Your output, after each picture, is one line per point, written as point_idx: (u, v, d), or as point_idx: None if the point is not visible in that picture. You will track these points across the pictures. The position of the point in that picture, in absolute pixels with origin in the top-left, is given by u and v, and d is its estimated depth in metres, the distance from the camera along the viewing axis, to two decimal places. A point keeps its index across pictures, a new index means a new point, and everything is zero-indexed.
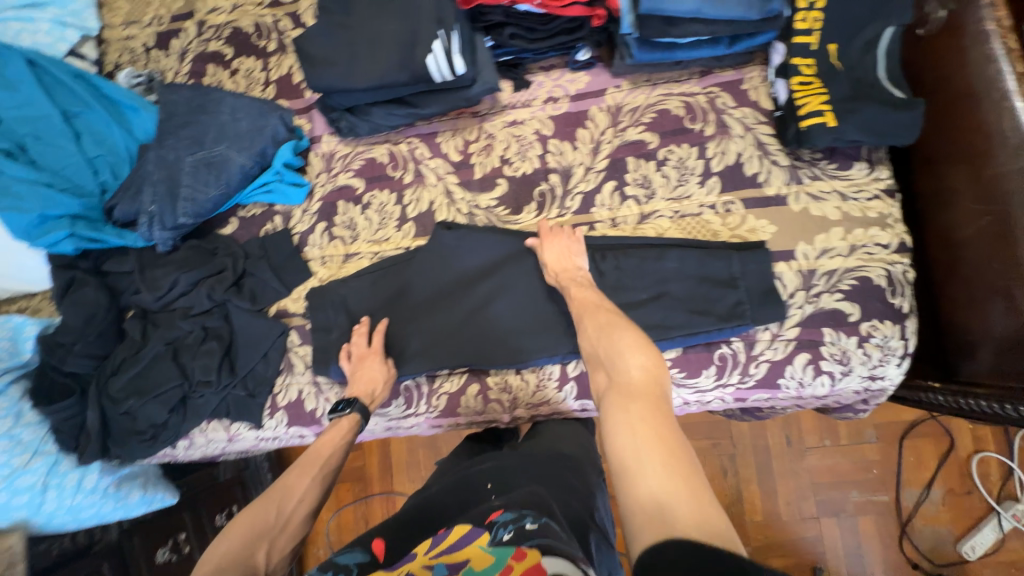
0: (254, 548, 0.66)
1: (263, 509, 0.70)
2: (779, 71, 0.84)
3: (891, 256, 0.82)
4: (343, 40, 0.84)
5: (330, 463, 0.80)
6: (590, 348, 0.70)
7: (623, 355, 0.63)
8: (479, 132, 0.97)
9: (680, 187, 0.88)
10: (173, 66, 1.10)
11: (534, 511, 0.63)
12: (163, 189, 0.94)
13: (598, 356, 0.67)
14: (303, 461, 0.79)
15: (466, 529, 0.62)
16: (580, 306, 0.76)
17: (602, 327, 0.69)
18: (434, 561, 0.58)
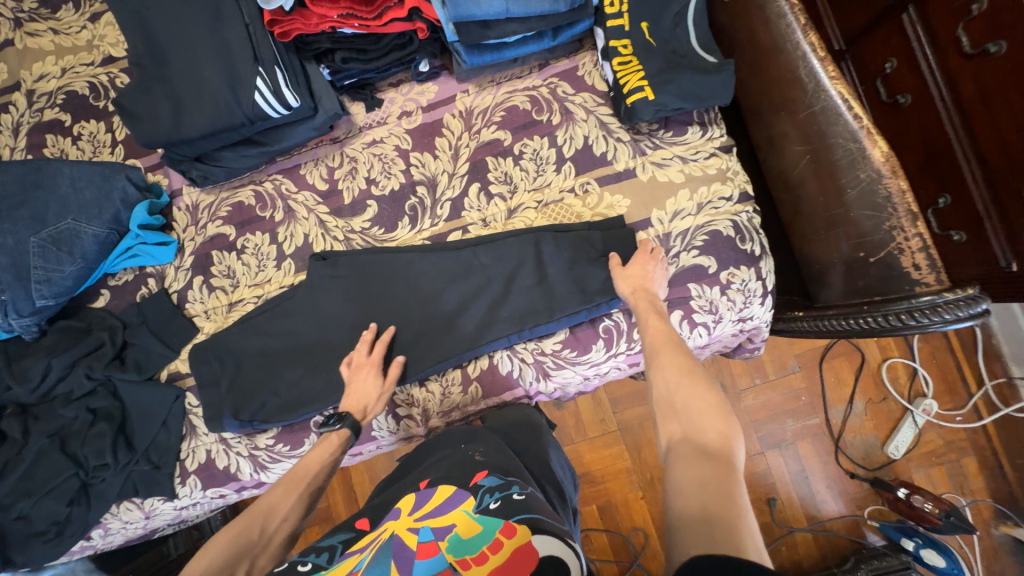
0: (236, 565, 0.64)
1: (246, 524, 0.69)
2: (603, 55, 0.88)
3: (734, 207, 0.90)
4: (168, 91, 0.82)
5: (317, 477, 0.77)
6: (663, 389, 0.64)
7: (698, 415, 0.59)
8: (341, 157, 0.97)
9: (539, 177, 0.92)
10: (8, 143, 1.03)
11: (518, 480, 0.70)
12: (10, 276, 0.88)
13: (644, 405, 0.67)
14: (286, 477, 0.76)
15: (447, 493, 0.69)
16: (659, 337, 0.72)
17: (685, 371, 0.65)
18: (420, 523, 0.64)
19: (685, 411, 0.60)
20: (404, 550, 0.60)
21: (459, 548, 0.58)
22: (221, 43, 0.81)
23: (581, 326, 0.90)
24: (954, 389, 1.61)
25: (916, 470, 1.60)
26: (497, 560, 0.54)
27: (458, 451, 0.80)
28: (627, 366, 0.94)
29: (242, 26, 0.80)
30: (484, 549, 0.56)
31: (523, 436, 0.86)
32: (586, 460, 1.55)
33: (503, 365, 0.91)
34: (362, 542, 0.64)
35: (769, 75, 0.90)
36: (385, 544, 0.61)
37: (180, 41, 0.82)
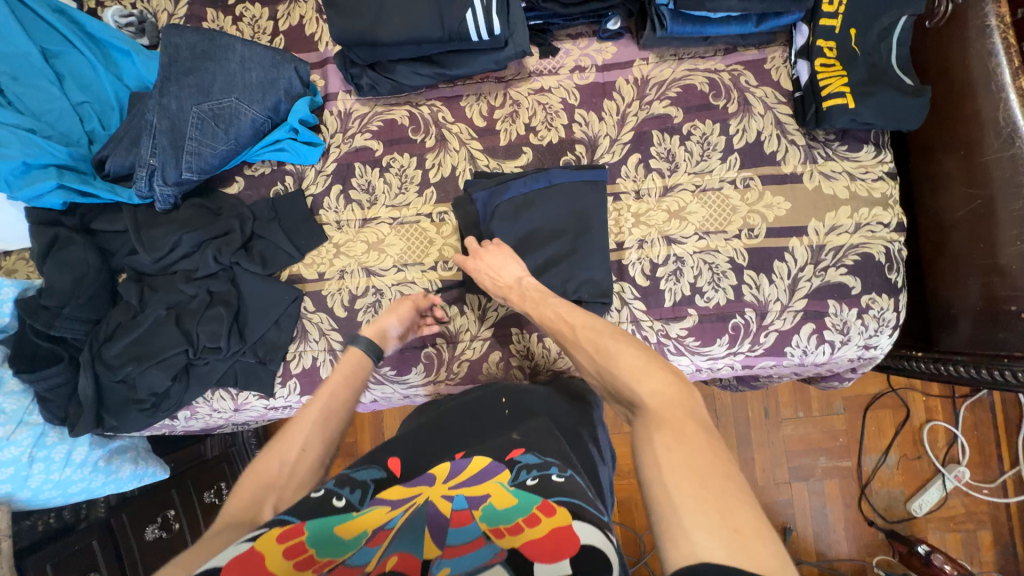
0: (264, 500, 0.63)
1: (267, 460, 0.67)
2: (802, 53, 0.87)
3: (891, 234, 0.89)
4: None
5: (338, 401, 0.76)
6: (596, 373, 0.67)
7: (635, 380, 0.60)
8: (504, 98, 0.95)
9: (702, 161, 0.91)
10: (166, 8, 1.00)
11: (559, 461, 0.61)
12: (165, 141, 0.86)
13: (607, 384, 0.65)
14: (309, 402, 0.74)
15: (483, 463, 0.60)
16: (563, 326, 0.74)
17: (613, 349, 0.65)
18: (453, 491, 0.57)
19: (624, 378, 0.61)
20: (437, 518, 0.54)
21: (494, 517, 0.53)
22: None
23: (711, 318, 0.90)
24: (988, 463, 1.56)
25: (932, 531, 1.56)
26: (532, 535, 0.50)
27: (493, 427, 0.70)
28: (740, 367, 0.94)
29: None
30: (520, 521, 0.52)
31: (565, 417, 0.77)
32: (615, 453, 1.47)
33: None
34: (397, 492, 0.57)
35: (954, 113, 0.88)
36: (419, 511, 0.54)
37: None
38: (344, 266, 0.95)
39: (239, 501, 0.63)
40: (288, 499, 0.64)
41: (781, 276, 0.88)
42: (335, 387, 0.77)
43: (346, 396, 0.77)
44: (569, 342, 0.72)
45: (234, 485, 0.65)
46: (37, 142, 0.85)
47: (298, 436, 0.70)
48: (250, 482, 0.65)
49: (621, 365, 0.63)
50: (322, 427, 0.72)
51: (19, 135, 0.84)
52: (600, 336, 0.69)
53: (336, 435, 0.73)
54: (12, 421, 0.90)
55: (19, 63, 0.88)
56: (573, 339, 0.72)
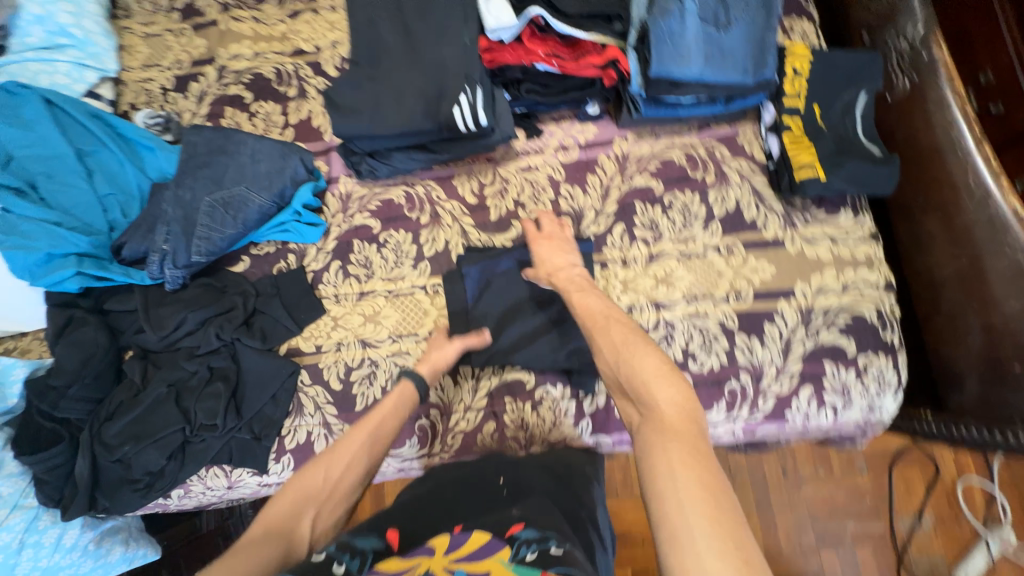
0: (303, 510, 0.66)
1: (313, 472, 0.70)
2: (771, 128, 0.93)
3: (880, 294, 0.89)
4: (371, 89, 0.89)
5: (384, 431, 0.78)
6: (611, 368, 0.70)
7: (653, 386, 0.63)
8: (494, 176, 1.01)
9: (685, 229, 0.94)
10: (190, 108, 1.11)
11: (557, 535, 0.60)
12: (178, 228, 0.93)
13: (620, 382, 0.68)
14: (359, 424, 0.77)
15: (482, 540, 0.57)
16: (591, 321, 0.77)
17: (637, 355, 0.68)
18: (453, 566, 0.53)
19: (636, 386, 0.65)
20: None
21: None
22: (425, 59, 0.89)
23: (706, 383, 0.89)
24: None
25: None
26: None
27: (493, 504, 0.68)
28: (742, 433, 0.91)
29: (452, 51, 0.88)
30: None
31: (566, 497, 0.75)
32: (629, 518, 1.36)
33: None
34: (395, 563, 0.55)
35: (927, 176, 0.91)
36: None
37: (391, 49, 0.90)
38: (341, 338, 0.97)
39: (279, 509, 0.65)
40: (323, 516, 0.67)
41: (774, 338, 0.88)
42: (384, 416, 0.79)
43: (393, 426, 0.79)
44: (593, 338, 0.75)
45: (280, 489, 0.68)
46: (61, 233, 0.92)
47: (344, 454, 0.73)
48: (292, 492, 0.67)
49: (636, 368, 0.66)
50: (369, 444, 0.75)
51: (47, 229, 0.91)
52: (626, 341, 0.71)
53: (377, 457, 0.76)
54: (6, 505, 0.90)
55: (55, 164, 0.97)
56: (596, 335, 0.75)
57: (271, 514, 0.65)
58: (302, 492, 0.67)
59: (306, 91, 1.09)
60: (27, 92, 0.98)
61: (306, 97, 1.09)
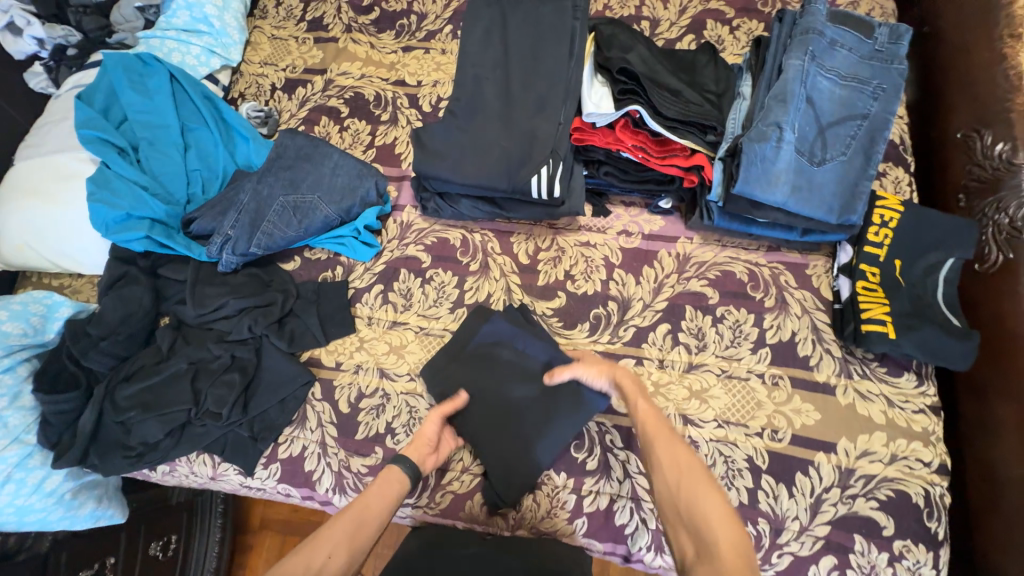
0: None
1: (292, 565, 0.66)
2: (844, 269, 0.89)
3: (931, 475, 0.81)
4: (459, 137, 0.93)
5: (369, 518, 0.73)
6: (667, 493, 0.67)
7: (712, 525, 0.61)
8: (551, 242, 1.02)
9: (732, 347, 0.91)
10: (291, 109, 1.19)
11: None
12: (246, 219, 0.97)
13: (677, 513, 0.65)
14: (343, 509, 0.73)
15: None
16: (654, 427, 0.73)
17: (699, 481, 0.65)
18: None
19: (693, 520, 0.63)
20: None
21: None
22: (517, 123, 0.92)
23: None
24: None
25: None
26: None
27: None
28: None
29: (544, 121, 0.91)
30: None
31: None
32: None
33: (619, 515, 0.84)
34: None
35: (1007, 361, 0.85)
36: None
37: (489, 105, 0.94)
38: (361, 362, 0.97)
39: None
40: None
41: (803, 491, 0.81)
42: (369, 501, 0.75)
43: (379, 512, 0.74)
44: (649, 443, 0.72)
45: None
46: (145, 198, 0.98)
47: (324, 543, 0.68)
48: None
49: (696, 502, 0.63)
50: (354, 528, 0.71)
51: (134, 191, 0.97)
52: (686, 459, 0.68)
53: (362, 548, 0.70)
54: (8, 437, 0.90)
55: (159, 133, 1.05)
56: (653, 442, 0.72)
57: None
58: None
59: (398, 119, 1.15)
60: (157, 65, 1.07)
61: (396, 124, 1.14)
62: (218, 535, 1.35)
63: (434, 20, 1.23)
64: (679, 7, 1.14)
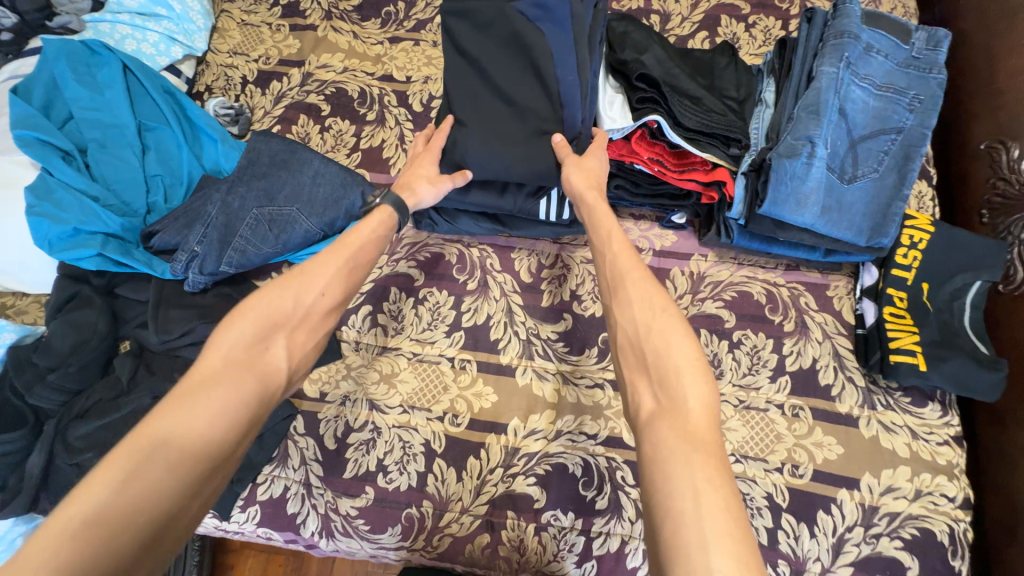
0: (273, 336, 0.59)
1: (276, 296, 0.60)
2: (868, 292, 0.86)
3: (955, 511, 0.77)
4: (480, 127, 0.79)
5: (310, 294, 0.63)
6: (628, 334, 0.56)
7: (680, 372, 0.50)
8: (556, 259, 0.94)
9: (750, 375, 0.85)
10: (265, 106, 1.07)
11: None
12: (215, 234, 0.87)
13: (639, 339, 0.55)
14: (281, 278, 0.62)
15: None
16: (620, 247, 0.63)
17: (662, 326, 0.54)
18: None
19: (658, 368, 0.52)
20: None
21: None
22: (526, 107, 0.78)
23: None
24: None
25: None
26: None
27: None
28: None
29: (586, 16, 0.78)
30: None
31: None
32: None
33: (631, 558, 0.79)
34: None
35: None
36: None
37: (502, 64, 0.80)
38: (348, 392, 0.88)
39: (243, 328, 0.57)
40: (294, 343, 0.60)
41: (825, 531, 0.77)
42: (302, 296, 0.62)
43: (327, 324, 0.65)
44: (612, 261, 0.62)
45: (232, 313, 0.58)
46: (96, 211, 0.86)
47: (286, 291, 0.61)
48: (252, 315, 0.58)
49: (654, 323, 0.54)
50: (288, 336, 0.60)
51: (83, 203, 0.86)
52: (664, 315, 0.55)
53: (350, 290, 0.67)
54: None
55: (112, 133, 0.92)
56: (618, 265, 0.61)
57: (79, 519, 0.42)
58: (221, 413, 0.51)
59: (386, 118, 1.04)
60: (109, 55, 0.94)
61: (383, 124, 1.04)
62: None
63: (424, 9, 1.11)
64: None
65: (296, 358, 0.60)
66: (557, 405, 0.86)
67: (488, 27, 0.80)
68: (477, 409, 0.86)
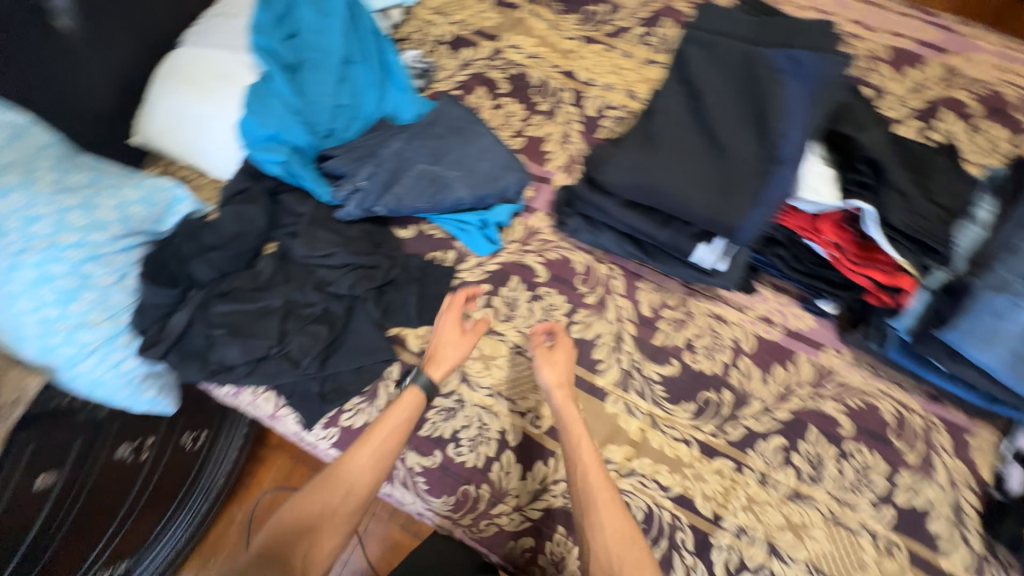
0: (299, 537, 0.70)
1: (310, 500, 0.72)
2: (1021, 455, 0.76)
3: None
4: (676, 156, 0.79)
5: (389, 444, 0.76)
6: (601, 564, 0.66)
7: None
8: (681, 303, 0.92)
9: (851, 491, 0.79)
10: (451, 68, 1.13)
11: None
12: (382, 176, 0.93)
13: (612, 565, 0.66)
14: (320, 479, 0.74)
15: None
16: (599, 481, 0.71)
17: (632, 557, 0.66)
18: None
19: None
20: None
21: None
22: (732, 151, 0.77)
23: None
24: None
25: None
26: None
27: None
28: None
29: (831, 86, 0.77)
30: None
31: None
32: None
33: None
34: None
35: None
36: None
37: (723, 101, 0.81)
38: None
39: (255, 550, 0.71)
40: (321, 545, 0.70)
41: None
42: (388, 424, 0.78)
43: (392, 453, 0.76)
44: (587, 480, 0.72)
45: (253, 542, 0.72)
46: (294, 122, 0.95)
47: (327, 483, 0.74)
48: (291, 516, 0.72)
49: (625, 555, 0.66)
50: (317, 537, 0.71)
51: (285, 112, 0.94)
52: (632, 544, 0.67)
53: (384, 463, 0.75)
54: (106, 312, 0.91)
55: (323, 57, 1.01)
56: (592, 484, 0.71)
57: None
58: None
59: (556, 113, 1.06)
60: None
61: (552, 118, 1.06)
62: (240, 438, 1.39)
63: (625, 18, 1.14)
64: (912, 84, 0.98)
65: (362, 479, 0.74)
66: (638, 444, 0.85)
67: (720, 70, 0.82)
68: None
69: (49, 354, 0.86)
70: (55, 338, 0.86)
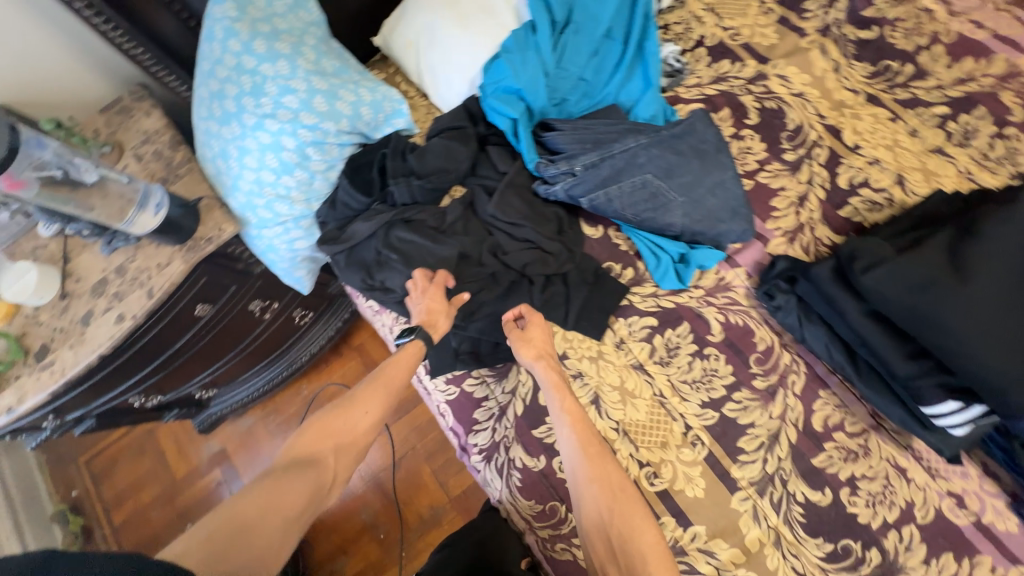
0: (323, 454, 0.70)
1: (330, 420, 0.73)
2: None
3: None
4: (984, 297, 0.71)
5: (392, 382, 0.79)
6: (597, 522, 0.70)
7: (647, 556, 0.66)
8: (860, 433, 0.80)
9: None
10: (703, 76, 1.04)
11: None
12: (603, 171, 0.87)
13: (610, 530, 0.69)
14: (330, 407, 0.75)
15: None
16: (588, 442, 0.74)
17: (630, 506, 0.70)
18: None
19: (625, 550, 0.67)
20: None
21: None
22: None
23: None
24: None
25: None
26: None
27: None
28: None
29: None
30: None
31: None
32: None
33: None
34: None
35: None
36: None
37: None
38: (585, 372, 0.87)
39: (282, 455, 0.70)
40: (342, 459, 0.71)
41: None
42: (390, 369, 0.80)
43: (378, 417, 0.76)
44: (578, 449, 0.74)
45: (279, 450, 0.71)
46: (538, 83, 0.93)
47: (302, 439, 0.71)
48: (306, 435, 0.72)
49: (628, 516, 0.69)
50: (339, 444, 0.72)
51: (535, 69, 0.92)
52: (624, 495, 0.71)
53: (390, 401, 0.78)
54: (304, 194, 0.98)
55: (587, 25, 0.97)
56: (582, 452, 0.73)
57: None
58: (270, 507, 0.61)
59: (801, 168, 0.94)
60: None
61: (795, 172, 0.94)
62: (329, 330, 1.43)
63: (929, 89, 0.97)
64: None
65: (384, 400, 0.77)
66: (751, 554, 0.76)
67: None
68: (677, 488, 0.80)
69: (248, 211, 0.94)
70: (259, 201, 0.93)
